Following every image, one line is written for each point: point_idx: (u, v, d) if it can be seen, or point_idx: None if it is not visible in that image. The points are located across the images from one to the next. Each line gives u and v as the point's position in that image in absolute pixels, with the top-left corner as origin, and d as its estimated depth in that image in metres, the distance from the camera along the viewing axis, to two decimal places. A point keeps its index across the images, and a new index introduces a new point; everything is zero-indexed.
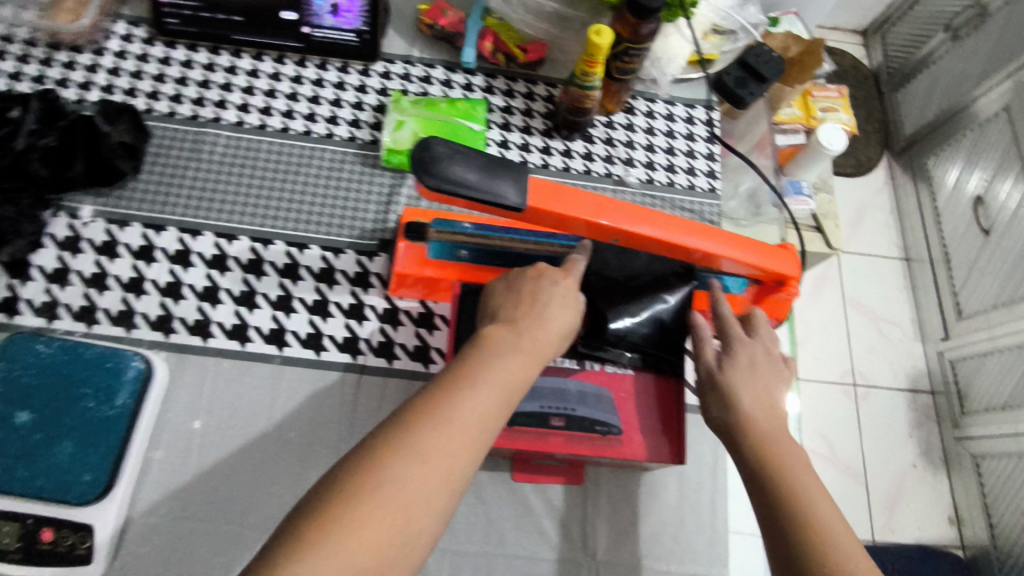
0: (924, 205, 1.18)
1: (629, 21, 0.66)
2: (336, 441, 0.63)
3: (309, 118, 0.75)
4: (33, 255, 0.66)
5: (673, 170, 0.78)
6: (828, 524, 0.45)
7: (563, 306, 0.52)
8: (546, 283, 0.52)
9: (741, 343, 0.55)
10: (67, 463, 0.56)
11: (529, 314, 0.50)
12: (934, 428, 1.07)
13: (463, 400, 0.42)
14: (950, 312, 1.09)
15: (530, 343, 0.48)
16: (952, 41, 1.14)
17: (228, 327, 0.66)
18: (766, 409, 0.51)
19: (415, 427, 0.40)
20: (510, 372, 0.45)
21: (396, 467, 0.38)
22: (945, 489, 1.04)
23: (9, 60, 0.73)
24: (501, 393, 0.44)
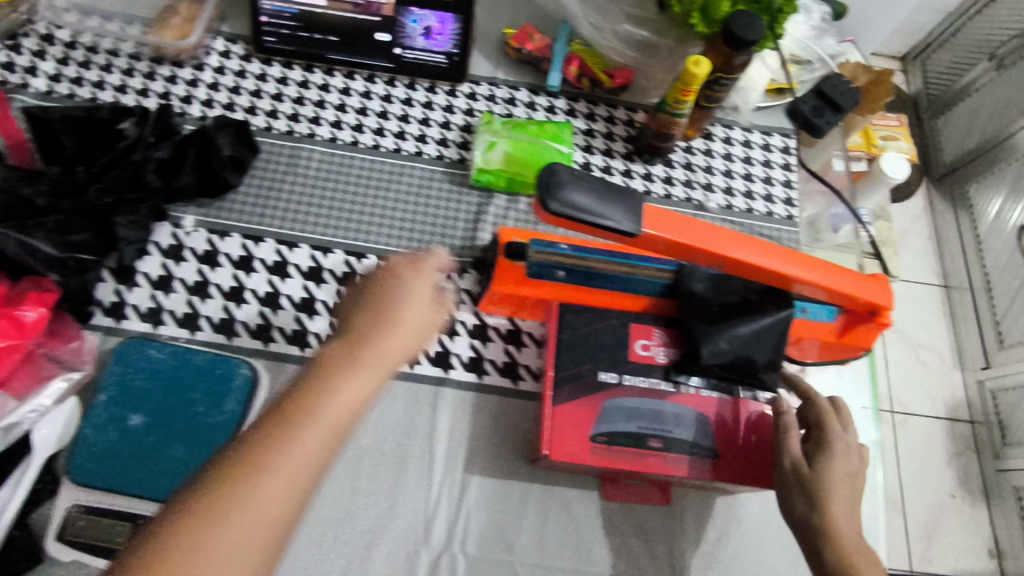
0: (964, 233, 1.08)
1: (722, 50, 0.67)
2: (426, 452, 0.65)
3: (399, 136, 0.78)
4: (138, 262, 0.68)
5: (751, 197, 0.79)
6: None
7: (416, 313, 0.46)
8: (400, 288, 0.46)
9: (840, 445, 0.56)
10: (179, 467, 0.58)
11: (378, 328, 0.44)
12: (974, 458, 0.99)
13: (288, 444, 0.36)
14: (990, 340, 1.00)
15: (376, 360, 0.42)
16: (996, 70, 1.03)
17: (325, 337, 0.67)
18: (852, 517, 0.53)
19: (229, 490, 0.34)
20: (351, 401, 0.39)
21: (200, 545, 0.32)
22: (984, 522, 0.95)
23: (115, 73, 0.76)
24: (338, 428, 0.38)
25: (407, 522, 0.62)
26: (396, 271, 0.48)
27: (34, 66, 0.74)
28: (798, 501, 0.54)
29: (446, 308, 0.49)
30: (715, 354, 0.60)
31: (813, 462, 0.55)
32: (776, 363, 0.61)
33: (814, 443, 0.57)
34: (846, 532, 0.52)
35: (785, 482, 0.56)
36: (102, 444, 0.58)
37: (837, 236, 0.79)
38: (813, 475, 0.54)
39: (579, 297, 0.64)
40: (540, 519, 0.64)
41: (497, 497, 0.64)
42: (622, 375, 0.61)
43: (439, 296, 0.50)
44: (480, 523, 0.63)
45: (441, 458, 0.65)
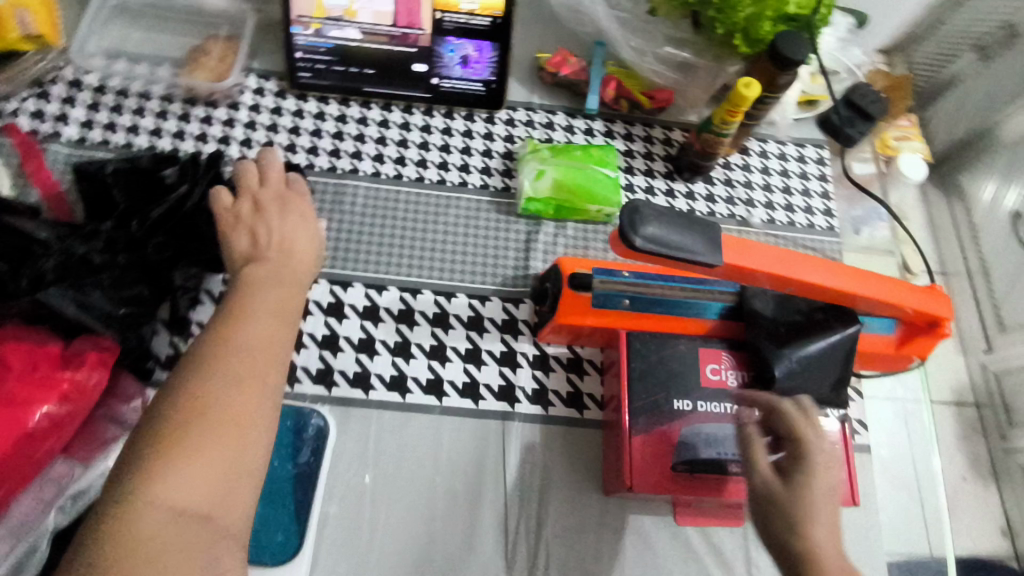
0: (958, 218, 0.96)
1: (767, 70, 0.67)
2: (495, 489, 0.64)
3: (441, 167, 0.77)
4: (193, 311, 0.69)
5: (791, 210, 0.80)
6: None
7: (308, 232, 0.61)
8: (281, 215, 0.61)
9: (820, 456, 0.51)
10: (258, 523, 0.58)
11: (284, 251, 0.58)
12: (980, 442, 0.86)
13: (249, 323, 0.48)
14: (988, 323, 0.90)
15: (290, 273, 0.56)
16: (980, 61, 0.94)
17: (387, 378, 0.67)
18: (835, 540, 0.47)
19: (223, 359, 0.45)
20: (281, 298, 0.53)
21: (221, 395, 0.42)
22: (1000, 512, 0.82)
23: (149, 117, 0.74)
24: (280, 310, 0.51)
25: (484, 562, 0.61)
26: (275, 208, 0.62)
27: (65, 114, 0.73)
28: (775, 522, 0.48)
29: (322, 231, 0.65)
30: (788, 376, 0.60)
31: (789, 476, 0.50)
32: (845, 381, 0.61)
33: (790, 455, 0.52)
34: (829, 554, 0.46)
35: (761, 503, 0.50)
36: None
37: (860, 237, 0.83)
38: (788, 491, 0.49)
39: (642, 324, 0.64)
40: (618, 548, 0.63)
41: (573, 529, 0.64)
42: (696, 402, 0.61)
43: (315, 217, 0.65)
44: (559, 557, 0.62)
45: (512, 495, 0.64)
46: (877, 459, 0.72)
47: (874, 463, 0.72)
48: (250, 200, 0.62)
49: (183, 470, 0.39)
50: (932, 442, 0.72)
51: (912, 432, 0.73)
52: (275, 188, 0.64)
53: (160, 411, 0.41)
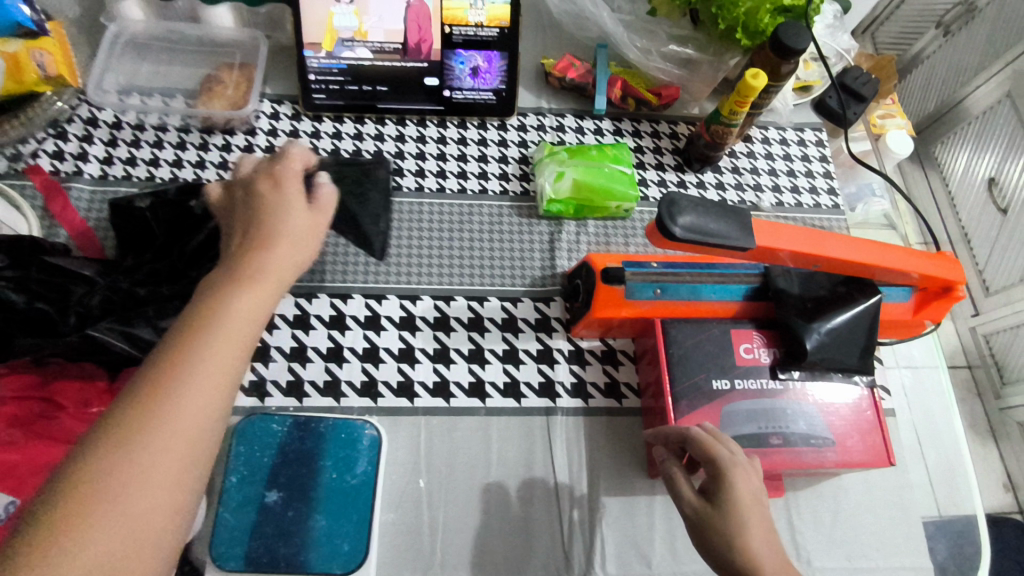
0: (936, 192, 1.12)
1: (770, 59, 0.71)
2: (546, 483, 0.65)
3: (460, 176, 0.79)
4: (269, 337, 0.68)
5: (798, 191, 0.83)
6: None
7: (295, 224, 0.49)
8: (270, 202, 0.50)
9: (736, 470, 0.50)
10: (325, 535, 0.57)
11: (260, 246, 0.46)
12: (976, 401, 1.04)
13: (193, 358, 0.38)
14: (975, 289, 1.06)
15: (269, 271, 0.45)
16: (944, 37, 1.09)
17: (430, 385, 0.68)
18: (773, 550, 0.47)
19: (149, 407, 0.35)
20: (247, 310, 0.41)
21: (116, 479, 0.33)
22: (995, 457, 1.01)
23: (168, 149, 0.75)
24: (241, 334, 0.40)
25: (543, 557, 0.62)
26: (264, 192, 0.52)
27: (83, 151, 0.73)
28: (714, 552, 0.47)
29: (324, 216, 0.53)
30: (818, 348, 0.63)
31: (711, 497, 0.49)
32: (871, 349, 0.64)
33: (708, 477, 0.51)
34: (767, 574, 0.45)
35: (698, 534, 0.49)
36: (244, 528, 0.57)
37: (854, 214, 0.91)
38: (719, 516, 0.48)
39: (677, 311, 0.66)
40: (670, 531, 0.65)
41: (624, 516, 0.65)
42: (734, 381, 0.63)
43: (314, 198, 0.53)
44: (615, 544, 0.64)
45: (565, 488, 0.65)
46: (903, 422, 0.74)
47: (900, 425, 0.74)
48: (243, 186, 0.53)
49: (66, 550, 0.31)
50: (949, 404, 0.76)
51: (932, 394, 0.76)
52: (263, 170, 0.54)
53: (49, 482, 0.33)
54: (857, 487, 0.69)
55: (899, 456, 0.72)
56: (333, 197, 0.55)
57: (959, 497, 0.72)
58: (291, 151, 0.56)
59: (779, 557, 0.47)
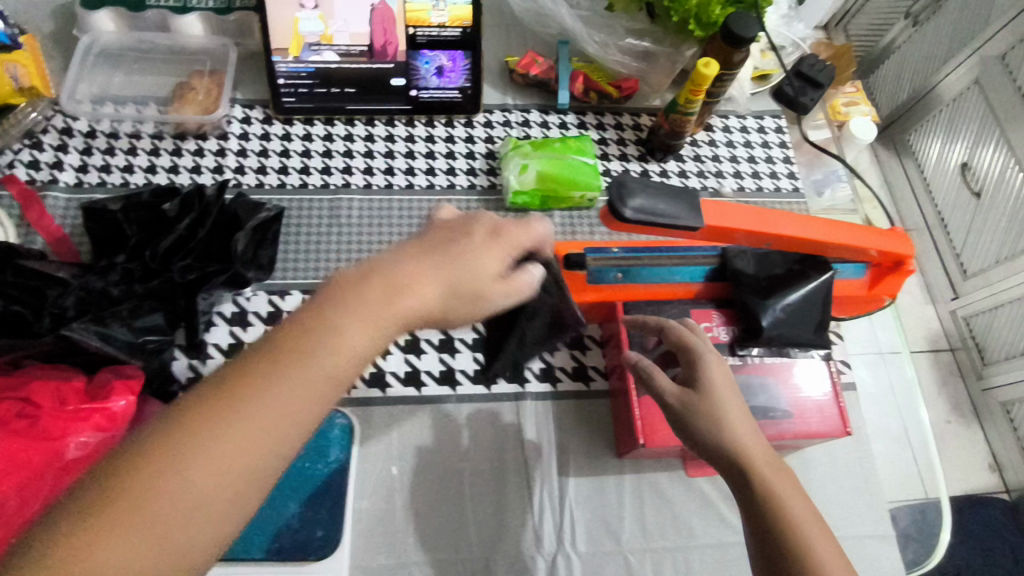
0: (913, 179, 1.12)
1: (720, 49, 0.73)
2: (517, 465, 0.67)
3: (429, 172, 0.81)
4: (243, 333, 0.71)
5: (758, 176, 0.86)
6: (805, 519, 0.47)
7: (465, 272, 0.43)
8: (461, 240, 0.45)
9: (710, 355, 0.56)
10: (297, 522, 0.60)
11: (412, 270, 0.41)
12: (959, 383, 1.02)
13: (280, 382, 0.35)
14: (955, 273, 1.05)
15: (400, 305, 0.40)
16: (914, 27, 1.09)
17: (402, 374, 0.70)
18: (750, 426, 0.52)
19: (223, 419, 0.34)
20: (355, 345, 0.38)
21: (164, 488, 0.32)
22: (981, 440, 0.98)
23: (141, 155, 0.77)
24: (336, 374, 0.37)
25: (514, 536, 0.64)
26: (459, 225, 0.46)
27: (58, 160, 0.75)
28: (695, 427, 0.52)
29: (506, 292, 0.47)
30: (774, 324, 0.65)
31: (691, 386, 0.54)
32: (826, 324, 0.67)
33: (689, 371, 0.56)
34: (754, 455, 0.50)
35: (678, 418, 0.54)
36: None
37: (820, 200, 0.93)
38: (698, 395, 0.53)
39: (638, 294, 0.68)
40: (639, 508, 0.67)
41: (594, 495, 0.67)
42: None
43: (511, 274, 0.48)
44: (584, 523, 0.66)
45: (535, 469, 0.67)
46: (864, 395, 0.76)
47: (863, 400, 0.76)
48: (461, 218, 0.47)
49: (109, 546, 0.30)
50: (915, 385, 0.77)
51: (897, 375, 0.78)
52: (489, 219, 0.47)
53: (117, 449, 0.33)
54: (820, 459, 0.72)
55: (860, 428, 0.74)
56: (529, 286, 0.50)
57: (922, 470, 0.74)
58: (531, 218, 0.51)
59: (758, 435, 0.52)
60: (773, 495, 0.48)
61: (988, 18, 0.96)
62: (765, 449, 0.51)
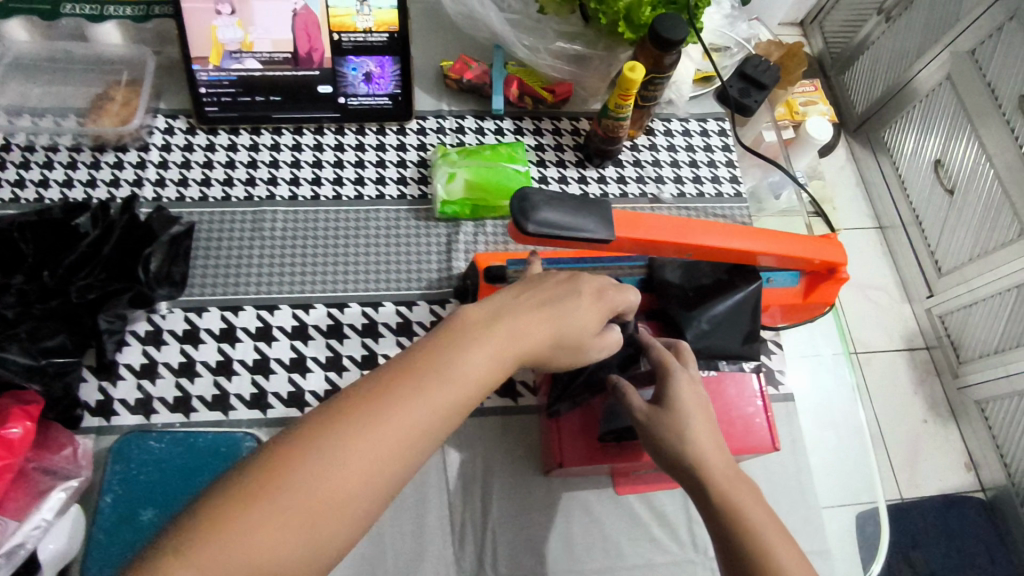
0: (888, 176, 1.31)
1: (651, 52, 0.71)
2: (439, 487, 0.65)
3: (358, 182, 0.79)
4: (157, 353, 0.68)
5: (700, 181, 0.84)
6: (767, 534, 0.48)
7: (568, 318, 0.48)
8: (569, 292, 0.50)
9: (685, 379, 0.56)
10: None
11: (525, 311, 0.47)
12: (936, 381, 1.19)
13: (417, 395, 0.39)
14: (930, 271, 1.22)
15: (513, 339, 0.44)
16: (886, 22, 1.24)
17: (322, 393, 0.68)
18: (717, 445, 0.53)
19: (370, 416, 0.37)
20: (477, 370, 0.42)
21: (317, 468, 0.35)
22: (956, 437, 1.15)
23: (58, 169, 0.75)
24: (459, 396, 0.40)
25: (436, 562, 0.62)
26: (560, 278, 0.51)
27: None
28: (664, 445, 0.53)
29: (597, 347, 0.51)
30: (698, 337, 0.63)
31: (660, 402, 0.55)
32: (754, 335, 0.65)
33: (659, 389, 0.56)
34: (714, 472, 0.51)
35: (649, 436, 0.54)
36: (116, 547, 0.57)
37: (778, 202, 0.88)
38: (668, 415, 0.54)
39: None
40: (565, 529, 0.65)
41: (518, 515, 0.65)
42: None
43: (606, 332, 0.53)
44: (508, 546, 0.64)
45: (458, 491, 0.65)
46: (802, 405, 0.75)
47: (800, 409, 0.74)
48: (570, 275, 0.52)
49: (273, 511, 0.34)
50: (853, 389, 0.76)
51: (835, 380, 0.77)
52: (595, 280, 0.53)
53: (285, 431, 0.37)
54: (756, 474, 0.69)
55: (797, 440, 0.72)
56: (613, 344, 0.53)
57: (863, 478, 0.72)
58: (628, 286, 0.55)
59: (721, 450, 0.53)
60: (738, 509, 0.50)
61: (957, 17, 1.09)
62: (725, 459, 0.53)
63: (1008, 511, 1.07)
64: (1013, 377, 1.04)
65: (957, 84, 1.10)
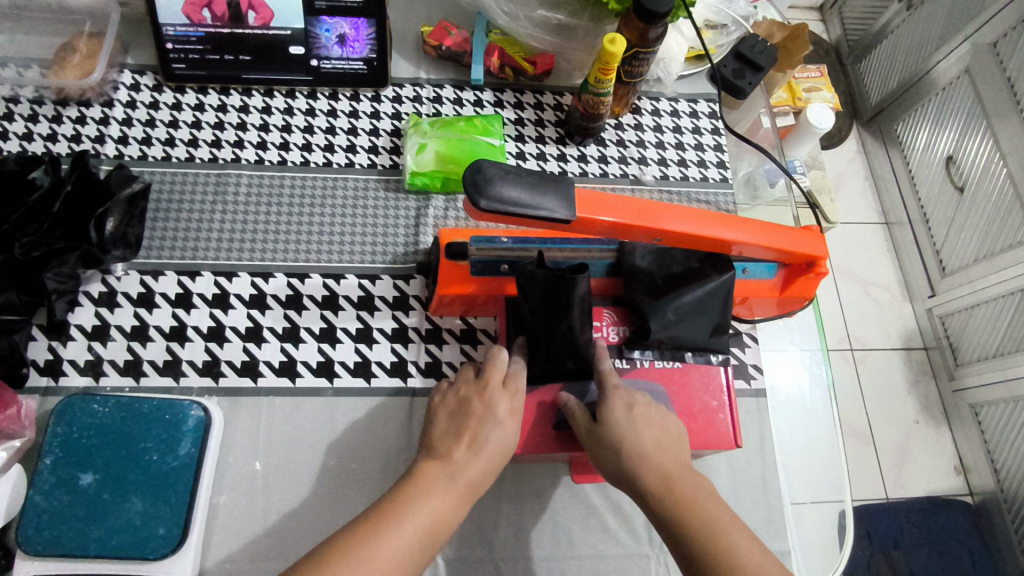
0: (897, 167, 1.26)
1: (636, 25, 0.66)
2: (389, 465, 0.63)
3: (327, 149, 0.76)
4: (109, 315, 0.66)
5: (685, 164, 0.80)
6: (728, 538, 0.48)
7: (502, 442, 0.52)
8: (498, 411, 0.53)
9: (619, 392, 0.55)
10: (139, 519, 0.56)
11: (469, 447, 0.51)
12: (932, 382, 1.16)
13: (376, 546, 0.44)
14: (933, 270, 1.18)
15: (461, 481, 0.49)
16: (907, 10, 1.20)
17: (276, 364, 0.66)
18: (662, 452, 0.53)
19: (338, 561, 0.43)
20: (434, 511, 0.47)
21: None
22: (948, 440, 1.12)
23: (19, 121, 0.73)
24: (413, 548, 0.45)
25: None
26: (485, 400, 0.54)
27: None
28: (607, 463, 0.53)
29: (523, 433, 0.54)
30: (663, 327, 0.61)
31: (599, 419, 0.54)
32: (723, 327, 0.62)
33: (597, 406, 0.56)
34: (662, 490, 0.51)
35: (594, 454, 0.54)
36: (53, 512, 0.55)
37: (774, 191, 0.81)
38: (607, 431, 0.53)
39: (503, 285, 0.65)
40: (516, 516, 0.63)
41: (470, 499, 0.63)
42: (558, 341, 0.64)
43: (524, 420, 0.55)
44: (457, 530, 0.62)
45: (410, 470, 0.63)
46: (774, 403, 0.72)
47: (772, 407, 0.72)
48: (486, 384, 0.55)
49: None
50: (830, 387, 0.73)
51: (811, 378, 0.74)
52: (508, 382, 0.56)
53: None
54: (718, 469, 0.68)
55: (764, 437, 0.70)
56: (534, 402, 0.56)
57: (832, 478, 0.69)
58: (517, 372, 0.57)
59: (671, 458, 0.52)
60: (697, 521, 0.49)
61: (980, 7, 1.04)
62: (673, 464, 0.52)
63: (995, 518, 1.04)
64: (1011, 383, 1.00)
65: (976, 78, 1.05)
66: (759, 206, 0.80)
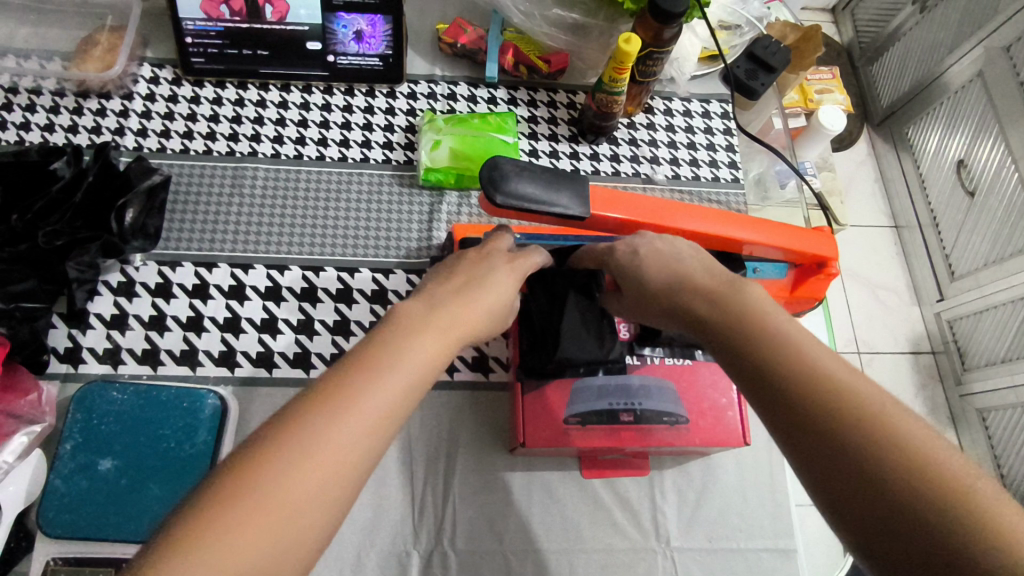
0: (907, 170, 1.25)
1: (651, 25, 0.67)
2: (400, 456, 0.64)
3: (343, 144, 0.77)
4: (127, 304, 0.67)
5: (696, 164, 0.81)
6: (812, 356, 0.36)
7: (496, 298, 0.46)
8: (489, 270, 0.47)
9: (615, 256, 0.52)
10: (157, 504, 0.57)
11: (460, 296, 0.44)
12: (939, 386, 1.16)
13: (367, 382, 0.34)
14: (942, 273, 1.17)
15: (459, 323, 0.41)
16: (920, 13, 1.19)
17: (291, 355, 0.67)
18: (709, 279, 0.45)
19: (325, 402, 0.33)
20: (428, 350, 0.38)
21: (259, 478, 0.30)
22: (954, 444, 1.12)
23: (40, 112, 0.74)
24: (409, 387, 0.36)
25: (393, 531, 0.62)
26: (478, 266, 0.48)
27: None
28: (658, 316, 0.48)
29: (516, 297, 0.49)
30: None
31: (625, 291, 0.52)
32: None
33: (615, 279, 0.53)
34: (725, 319, 0.41)
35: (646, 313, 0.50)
36: (72, 495, 0.57)
37: (785, 192, 0.82)
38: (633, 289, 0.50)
39: None
40: (525, 509, 0.64)
41: (478, 491, 0.64)
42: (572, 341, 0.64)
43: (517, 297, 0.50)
44: (466, 522, 0.63)
45: (420, 461, 0.64)
46: None
47: None
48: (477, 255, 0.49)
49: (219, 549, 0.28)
50: None
51: None
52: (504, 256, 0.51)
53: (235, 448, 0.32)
54: (725, 467, 0.68)
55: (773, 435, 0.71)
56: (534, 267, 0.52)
57: None
58: (530, 250, 0.53)
59: (722, 282, 0.44)
60: (775, 345, 0.37)
61: (994, 12, 1.04)
62: (725, 288, 0.43)
63: None
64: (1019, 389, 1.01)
65: (989, 82, 1.05)
66: (769, 207, 0.81)
